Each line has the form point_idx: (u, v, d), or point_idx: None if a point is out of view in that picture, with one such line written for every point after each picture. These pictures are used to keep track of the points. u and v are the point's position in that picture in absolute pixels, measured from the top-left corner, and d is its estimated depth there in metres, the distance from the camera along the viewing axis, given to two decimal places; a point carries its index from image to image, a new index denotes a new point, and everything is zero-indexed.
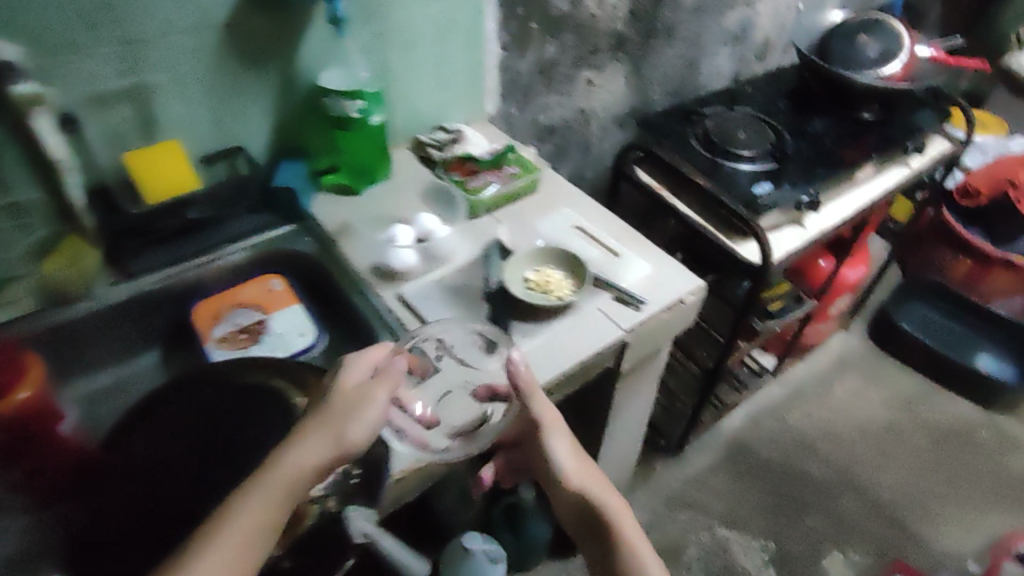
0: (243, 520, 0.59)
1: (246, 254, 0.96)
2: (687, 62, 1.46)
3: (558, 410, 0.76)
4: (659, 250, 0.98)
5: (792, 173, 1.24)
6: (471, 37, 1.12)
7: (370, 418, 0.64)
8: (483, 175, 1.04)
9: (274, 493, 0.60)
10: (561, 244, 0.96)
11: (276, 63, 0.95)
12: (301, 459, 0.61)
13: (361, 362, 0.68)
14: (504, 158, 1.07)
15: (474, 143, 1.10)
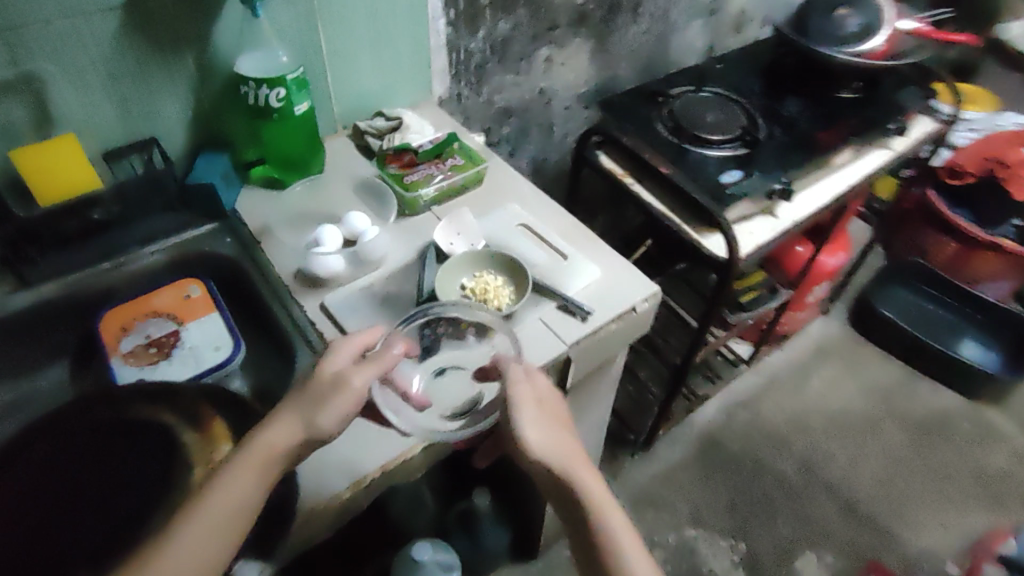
0: (216, 505, 0.57)
1: (160, 257, 0.90)
2: (651, 35, 1.41)
3: (528, 384, 0.67)
4: (613, 253, 0.90)
5: (763, 159, 1.16)
6: (413, 15, 1.03)
7: (345, 403, 0.63)
8: (423, 169, 0.96)
9: (249, 475, 0.58)
10: (505, 246, 0.89)
11: (189, 47, 0.86)
12: (278, 440, 0.60)
13: (348, 347, 0.68)
14: (447, 149, 0.98)
15: (416, 131, 1.01)
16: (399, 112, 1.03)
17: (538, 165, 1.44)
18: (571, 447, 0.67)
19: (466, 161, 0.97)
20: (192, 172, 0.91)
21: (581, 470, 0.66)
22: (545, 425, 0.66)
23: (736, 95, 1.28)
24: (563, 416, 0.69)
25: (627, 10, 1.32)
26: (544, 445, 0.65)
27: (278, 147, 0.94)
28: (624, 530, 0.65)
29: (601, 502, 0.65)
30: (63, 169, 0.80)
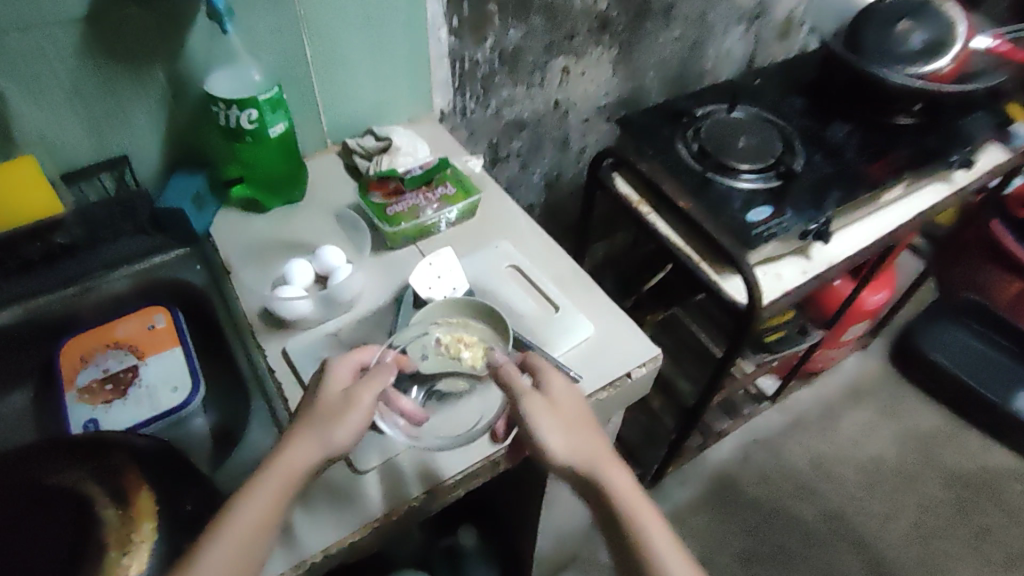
0: (239, 526, 0.58)
1: (128, 283, 0.85)
2: (679, 43, 1.31)
3: (543, 393, 0.67)
4: (609, 304, 0.82)
5: (797, 197, 1.04)
6: (413, 25, 0.96)
7: (356, 421, 0.64)
8: (409, 198, 0.89)
9: (268, 495, 0.60)
10: (490, 293, 0.81)
11: (160, 62, 0.80)
12: (293, 459, 0.61)
13: (344, 366, 0.68)
14: (437, 175, 0.91)
15: (407, 153, 0.94)
16: (390, 132, 0.96)
17: (553, 181, 1.36)
18: (595, 447, 0.66)
19: (458, 191, 0.90)
20: (165, 194, 0.85)
21: (608, 469, 0.66)
22: (567, 429, 0.65)
23: (771, 117, 1.16)
24: (586, 416, 0.68)
25: (657, 17, 1.23)
26: (567, 447, 0.65)
27: (259, 169, 0.88)
28: (656, 526, 0.64)
29: (630, 499, 0.65)
30: (22, 196, 0.75)
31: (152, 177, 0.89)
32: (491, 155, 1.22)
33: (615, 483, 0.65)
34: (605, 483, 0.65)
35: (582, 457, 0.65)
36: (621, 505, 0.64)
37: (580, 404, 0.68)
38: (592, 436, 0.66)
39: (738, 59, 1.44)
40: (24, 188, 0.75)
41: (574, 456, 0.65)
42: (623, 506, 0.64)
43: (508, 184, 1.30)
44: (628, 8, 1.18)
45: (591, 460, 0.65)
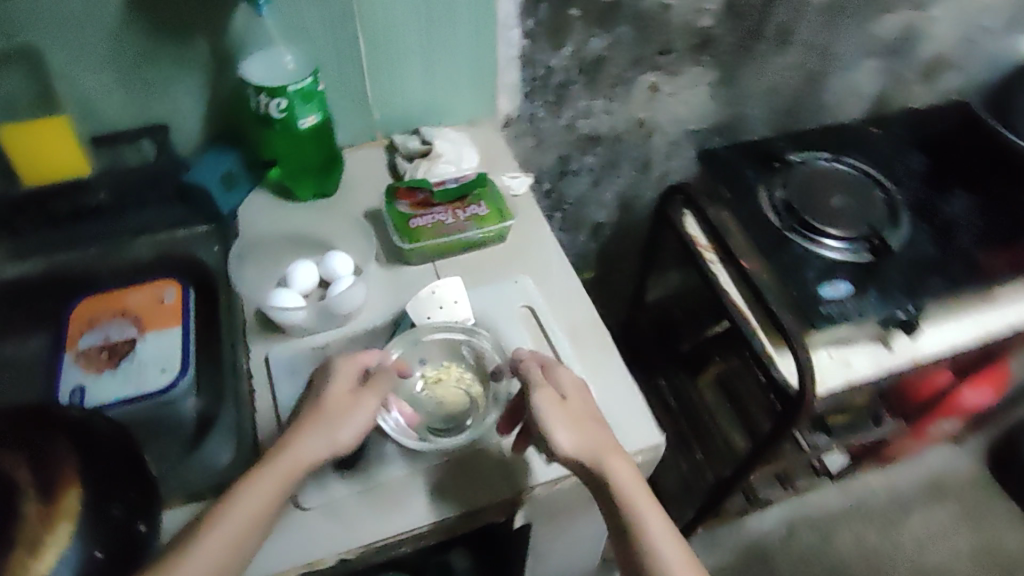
0: (240, 513, 0.60)
1: (150, 251, 0.85)
2: (795, 72, 1.16)
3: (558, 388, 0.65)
4: (624, 372, 0.73)
5: (886, 277, 0.89)
6: (479, 22, 0.89)
7: (360, 423, 0.64)
8: (436, 213, 0.83)
9: (270, 484, 0.61)
10: (494, 335, 0.75)
11: (202, 33, 0.79)
12: (301, 452, 0.63)
13: (348, 365, 0.68)
14: (471, 193, 0.85)
15: (448, 161, 0.88)
16: (436, 136, 0.90)
17: (627, 203, 1.22)
18: (605, 441, 0.64)
19: (489, 213, 0.83)
20: (194, 170, 0.85)
21: (617, 463, 0.63)
22: (575, 423, 0.64)
23: (884, 177, 1.02)
24: (596, 411, 0.66)
25: (770, 40, 1.09)
26: (575, 439, 0.63)
27: (291, 155, 0.85)
28: (660, 530, 0.62)
29: (636, 497, 0.62)
30: (51, 150, 0.78)
31: (191, 146, 0.89)
32: (558, 169, 1.12)
33: (624, 481, 0.62)
34: (613, 478, 0.62)
35: (590, 451, 0.63)
36: (628, 501, 0.62)
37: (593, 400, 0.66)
38: (601, 430, 0.64)
39: (866, 98, 1.26)
40: (54, 143, 0.78)
41: (583, 450, 0.63)
42: (628, 502, 0.62)
43: (576, 199, 1.18)
44: (736, 28, 1.05)
45: (598, 453, 0.63)
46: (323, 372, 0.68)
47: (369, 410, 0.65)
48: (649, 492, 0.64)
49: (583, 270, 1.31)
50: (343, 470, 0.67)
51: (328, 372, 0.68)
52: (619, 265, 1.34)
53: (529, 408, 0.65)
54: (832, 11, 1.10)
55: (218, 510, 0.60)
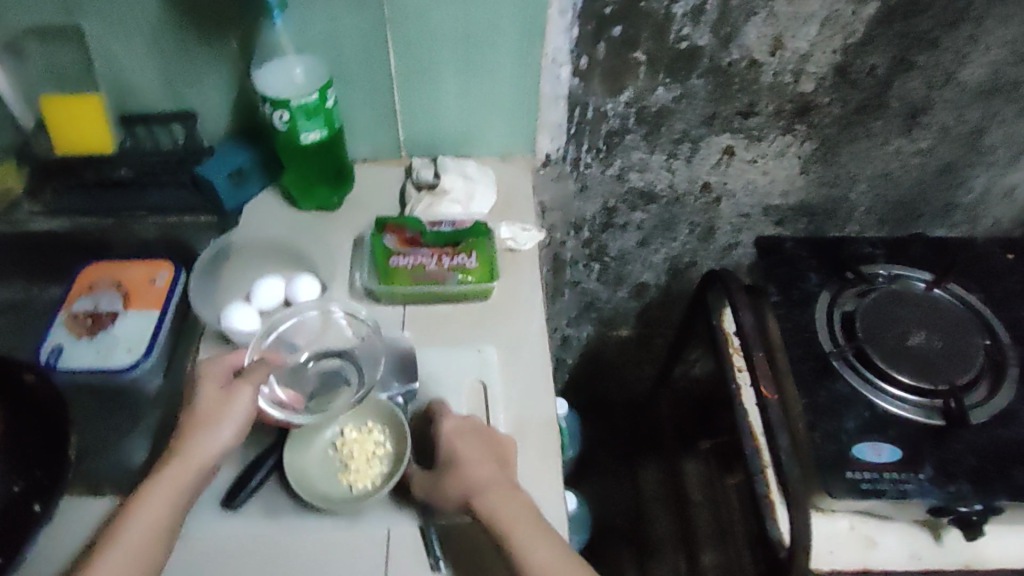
0: (139, 524, 0.57)
1: (160, 230, 0.87)
2: (923, 158, 0.95)
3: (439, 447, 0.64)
4: (561, 504, 0.64)
5: (945, 449, 0.71)
6: (524, 56, 0.80)
7: (240, 412, 0.63)
8: (421, 254, 0.77)
9: (166, 495, 0.59)
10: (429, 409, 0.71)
11: (233, 32, 0.78)
12: (197, 455, 0.61)
13: (218, 367, 0.66)
14: (464, 241, 0.78)
15: (454, 201, 0.82)
16: (449, 170, 0.84)
17: (680, 268, 1.07)
18: (483, 476, 0.60)
19: (476, 268, 0.77)
20: (205, 162, 0.84)
21: (494, 496, 0.59)
22: (449, 472, 0.62)
23: (999, 322, 0.81)
24: (480, 447, 0.63)
25: (892, 117, 0.89)
26: (450, 483, 0.61)
27: (300, 165, 0.83)
28: (547, 562, 0.56)
29: (516, 526, 0.58)
30: (81, 128, 0.83)
31: (218, 135, 0.89)
32: (604, 220, 0.99)
33: (502, 514, 0.58)
34: (488, 514, 0.59)
35: (464, 496, 0.60)
36: (506, 534, 0.58)
37: (478, 438, 0.64)
38: (479, 464, 0.61)
39: (1018, 203, 1.01)
40: (83, 122, 0.83)
41: (457, 496, 0.60)
42: (507, 535, 0.57)
43: (618, 254, 1.04)
44: (848, 97, 0.87)
45: (472, 493, 0.60)
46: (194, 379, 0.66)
47: (246, 403, 0.63)
48: (536, 521, 0.59)
49: (616, 327, 1.14)
50: (226, 509, 0.63)
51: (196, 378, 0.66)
52: (655, 339, 1.16)
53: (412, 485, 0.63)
54: (984, 92, 0.88)
55: (117, 524, 0.57)
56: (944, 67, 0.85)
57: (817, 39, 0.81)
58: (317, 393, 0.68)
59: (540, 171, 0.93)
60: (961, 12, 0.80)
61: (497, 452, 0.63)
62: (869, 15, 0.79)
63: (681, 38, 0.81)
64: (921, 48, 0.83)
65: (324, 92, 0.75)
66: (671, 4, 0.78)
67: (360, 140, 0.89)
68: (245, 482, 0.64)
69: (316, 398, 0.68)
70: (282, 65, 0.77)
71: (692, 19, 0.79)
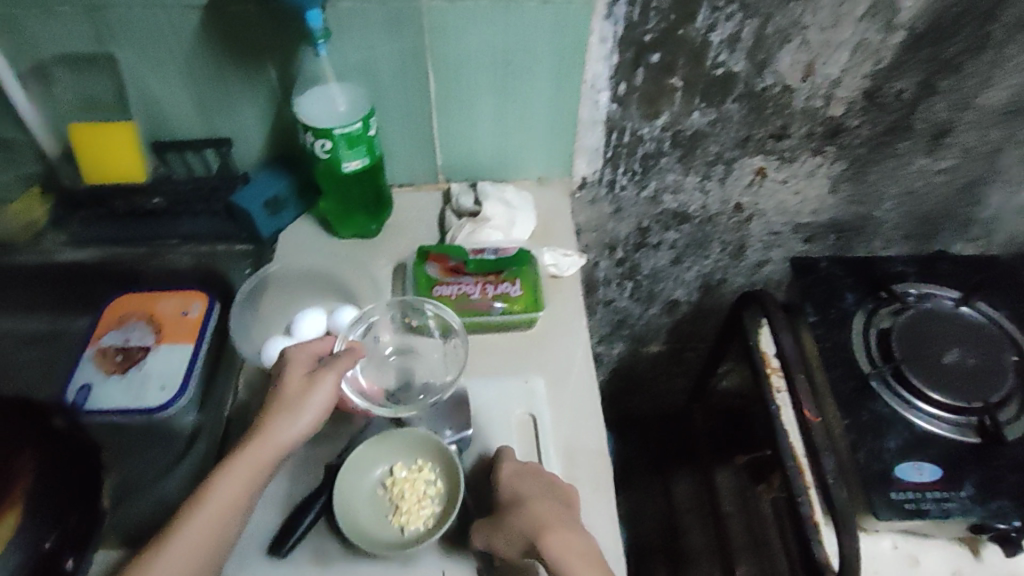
0: (209, 510, 0.57)
1: (192, 259, 0.87)
2: (943, 177, 0.98)
3: (499, 489, 0.63)
4: (616, 540, 0.64)
5: (984, 467, 0.73)
6: (563, 83, 0.81)
7: (321, 403, 0.61)
8: (465, 283, 0.78)
9: (225, 496, 0.58)
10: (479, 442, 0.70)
11: (272, 63, 0.76)
12: (272, 441, 0.60)
13: (302, 353, 0.65)
14: (507, 269, 0.78)
15: (495, 228, 0.83)
16: (490, 197, 0.85)
17: (711, 285, 1.13)
18: (548, 518, 0.59)
19: (521, 297, 0.76)
20: (241, 191, 0.83)
21: (561, 537, 0.58)
22: (511, 514, 0.60)
23: None
24: (540, 490, 0.62)
25: (918, 138, 0.92)
26: (513, 525, 0.59)
27: (340, 194, 0.82)
28: None
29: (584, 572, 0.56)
30: (113, 156, 0.82)
31: (252, 161, 0.88)
32: (637, 240, 1.04)
33: (568, 558, 0.57)
34: (556, 557, 0.57)
35: (529, 538, 0.58)
36: None
37: (537, 481, 0.63)
38: (541, 506, 0.60)
39: None
40: (117, 150, 0.82)
41: (520, 538, 0.59)
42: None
43: (651, 272, 1.09)
44: (876, 120, 0.89)
45: (538, 534, 0.58)
46: (277, 364, 0.65)
47: (328, 391, 0.62)
48: (602, 566, 0.58)
49: (648, 343, 1.24)
50: (273, 556, 0.62)
51: (281, 363, 0.65)
52: (688, 348, 1.24)
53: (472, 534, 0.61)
54: (1007, 113, 0.90)
55: (188, 508, 0.57)
56: (969, 90, 0.87)
57: (848, 65, 0.83)
58: (397, 391, 0.71)
59: (576, 193, 0.96)
60: (983, 39, 0.82)
61: (555, 493, 0.62)
62: (898, 42, 0.81)
63: (717, 64, 0.82)
64: (946, 73, 0.85)
65: (367, 120, 0.74)
66: (708, 32, 0.78)
67: (399, 164, 0.89)
68: (298, 520, 0.63)
69: (395, 396, 0.70)
70: (328, 93, 0.76)
71: (729, 46, 0.80)
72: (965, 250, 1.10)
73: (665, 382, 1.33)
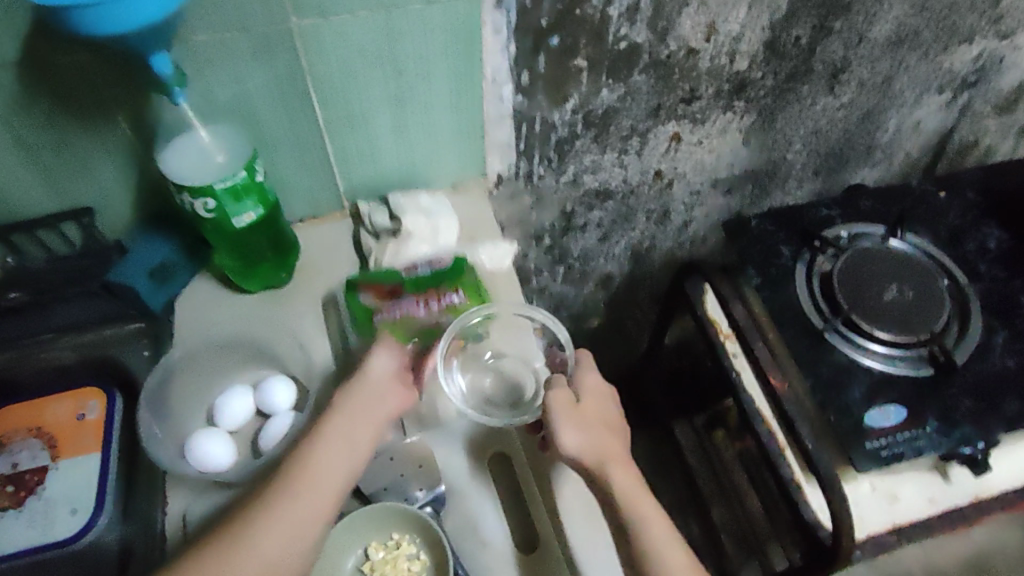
0: (331, 438, 0.60)
1: (75, 354, 0.75)
2: (843, 112, 0.98)
3: (573, 393, 0.63)
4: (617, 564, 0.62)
5: (941, 397, 0.75)
6: (463, 83, 0.73)
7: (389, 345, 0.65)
8: (405, 304, 0.71)
9: (338, 434, 0.60)
10: (456, 501, 0.65)
11: (123, 116, 0.65)
12: (370, 381, 0.63)
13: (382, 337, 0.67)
14: (445, 279, 0.73)
15: (421, 241, 0.77)
16: (407, 209, 0.78)
17: (641, 253, 1.11)
18: (612, 450, 0.61)
19: (469, 305, 0.72)
20: (120, 265, 0.72)
21: (622, 472, 0.60)
22: (583, 425, 0.61)
23: (956, 266, 0.86)
24: (607, 413, 0.64)
25: (817, 80, 0.92)
26: (588, 434, 0.61)
27: (236, 250, 0.72)
28: (666, 541, 0.58)
29: (639, 505, 0.59)
30: None
31: (123, 226, 0.76)
32: (563, 225, 1.00)
33: (627, 490, 0.59)
34: (618, 490, 0.59)
35: (597, 455, 0.60)
36: (630, 508, 0.59)
37: (604, 402, 0.64)
38: (607, 435, 0.62)
39: (927, 134, 1.08)
40: None
41: (593, 452, 0.60)
42: (629, 510, 0.58)
43: (581, 253, 1.06)
44: (778, 68, 0.88)
45: (602, 461, 0.60)
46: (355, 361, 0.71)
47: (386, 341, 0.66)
48: (653, 500, 0.60)
49: (588, 319, 1.21)
50: None
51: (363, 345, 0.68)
52: (627, 317, 1.23)
53: (544, 403, 0.62)
54: (894, 44, 0.91)
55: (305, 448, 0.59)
56: (861, 25, 0.86)
57: (746, 19, 0.80)
58: (500, 397, 0.68)
59: (495, 191, 0.90)
60: None
61: (614, 422, 0.64)
62: None
63: (619, 38, 0.77)
64: (838, 13, 0.83)
65: (251, 167, 0.64)
66: (606, 7, 0.73)
67: (297, 199, 0.80)
68: None
69: (484, 402, 0.68)
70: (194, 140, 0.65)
71: (628, 19, 0.75)
72: (870, 174, 1.13)
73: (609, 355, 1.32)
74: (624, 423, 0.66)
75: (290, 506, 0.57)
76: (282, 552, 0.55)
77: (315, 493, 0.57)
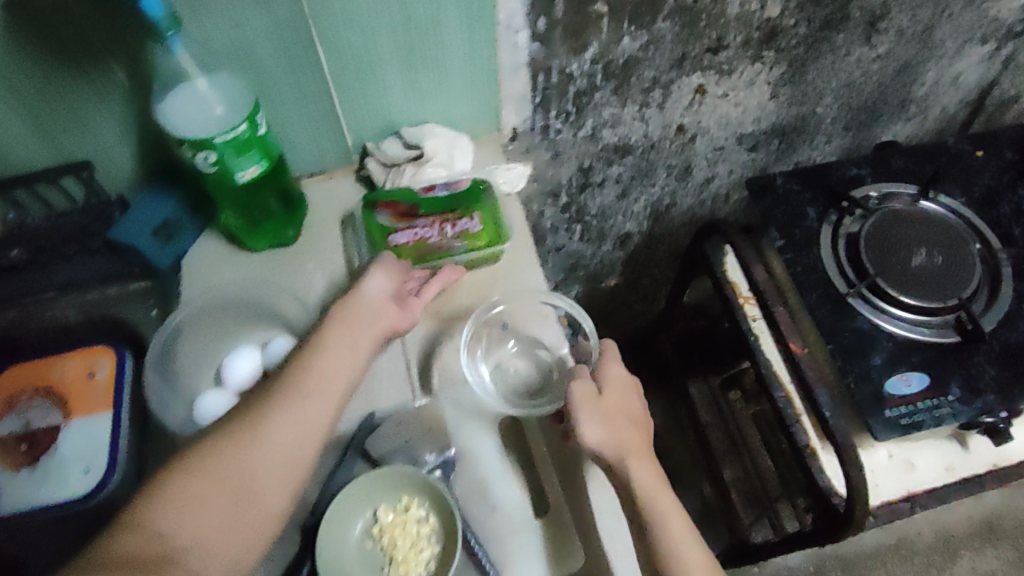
0: (336, 342, 0.59)
1: (78, 312, 0.72)
2: (879, 64, 0.93)
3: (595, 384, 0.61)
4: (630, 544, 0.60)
5: (966, 367, 0.73)
6: (476, 29, 0.69)
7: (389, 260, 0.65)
8: (420, 226, 0.73)
9: (340, 339, 0.59)
10: (466, 465, 0.64)
11: (117, 61, 0.61)
12: (372, 293, 0.63)
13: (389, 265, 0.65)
14: (462, 205, 0.74)
15: (439, 165, 0.76)
16: (424, 135, 0.76)
17: (659, 211, 1.07)
18: (634, 444, 0.60)
19: (482, 230, 0.74)
20: (121, 222, 0.70)
21: (643, 467, 0.59)
22: (605, 417, 0.60)
23: (989, 229, 0.82)
24: (630, 406, 0.62)
25: (853, 29, 0.86)
26: (610, 427, 0.60)
27: (241, 205, 0.70)
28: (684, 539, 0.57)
29: (660, 501, 0.58)
30: None
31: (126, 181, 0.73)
32: (580, 182, 0.96)
33: (647, 486, 0.58)
34: (638, 486, 0.58)
35: (618, 448, 0.59)
36: (649, 504, 0.57)
37: (628, 394, 0.63)
38: (629, 428, 0.61)
39: (965, 89, 1.02)
40: None
41: (615, 446, 0.59)
42: (648, 507, 0.57)
43: (598, 211, 1.03)
44: (813, 15, 0.82)
45: (623, 455, 0.59)
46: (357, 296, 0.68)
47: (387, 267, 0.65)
48: (673, 496, 0.59)
49: (604, 277, 1.18)
50: None
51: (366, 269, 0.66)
52: (643, 276, 1.21)
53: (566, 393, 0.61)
54: None
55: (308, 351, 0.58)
56: None
57: None
58: (524, 387, 0.69)
59: (509, 146, 0.86)
60: None
61: (637, 415, 0.63)
62: None
63: None
64: None
65: (254, 118, 0.61)
66: None
67: (303, 152, 0.77)
68: None
69: (506, 390, 0.69)
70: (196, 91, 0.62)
71: None
72: (902, 130, 1.07)
73: (623, 314, 1.31)
74: (647, 415, 0.64)
75: (297, 407, 0.55)
76: (293, 451, 0.54)
77: (322, 393, 0.56)
